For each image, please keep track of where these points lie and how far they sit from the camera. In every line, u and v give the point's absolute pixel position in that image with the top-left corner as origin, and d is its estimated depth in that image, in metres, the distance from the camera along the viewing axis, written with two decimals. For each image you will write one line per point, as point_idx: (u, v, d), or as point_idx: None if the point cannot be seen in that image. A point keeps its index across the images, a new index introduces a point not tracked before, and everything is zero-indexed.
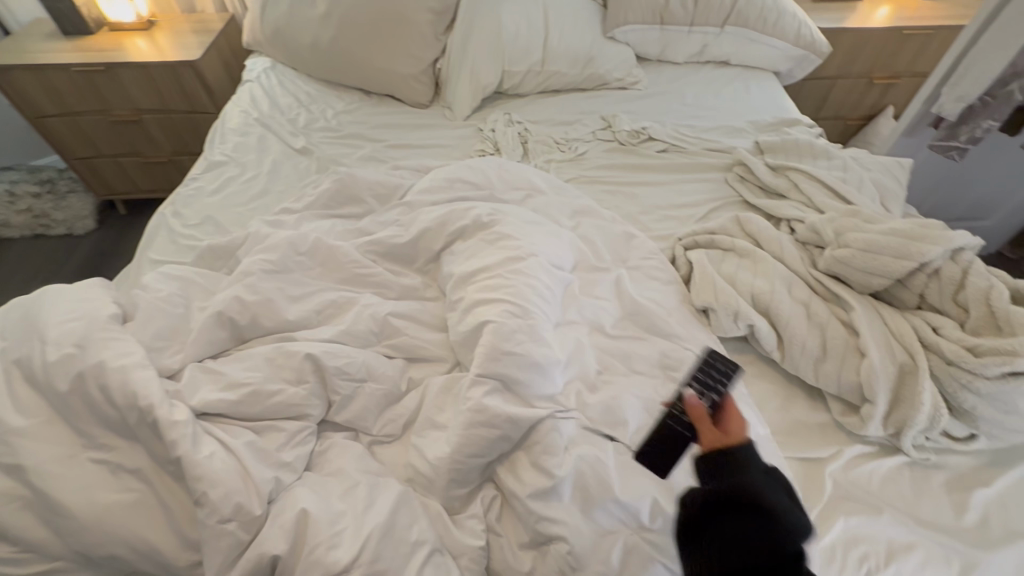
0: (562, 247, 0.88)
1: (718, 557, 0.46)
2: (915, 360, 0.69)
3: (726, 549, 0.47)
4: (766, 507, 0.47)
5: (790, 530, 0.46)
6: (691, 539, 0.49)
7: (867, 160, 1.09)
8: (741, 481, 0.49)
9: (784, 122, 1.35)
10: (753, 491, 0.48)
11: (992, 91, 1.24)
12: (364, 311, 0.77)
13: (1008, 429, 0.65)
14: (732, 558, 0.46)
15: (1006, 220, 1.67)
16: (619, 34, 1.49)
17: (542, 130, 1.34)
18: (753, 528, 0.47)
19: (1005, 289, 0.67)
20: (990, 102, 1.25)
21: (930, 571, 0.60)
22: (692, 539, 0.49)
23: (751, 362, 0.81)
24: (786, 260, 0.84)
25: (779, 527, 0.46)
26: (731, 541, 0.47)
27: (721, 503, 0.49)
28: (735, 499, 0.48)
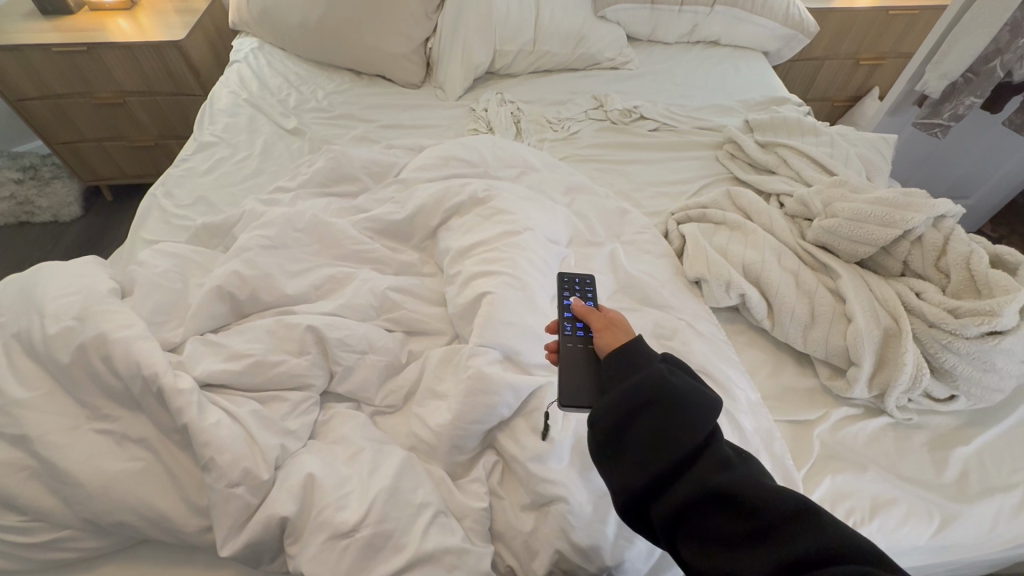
0: (557, 222, 0.89)
1: (644, 456, 0.45)
2: (899, 324, 0.71)
3: (648, 447, 0.45)
4: (675, 395, 0.47)
5: (701, 409, 0.46)
6: (608, 455, 0.47)
7: (853, 136, 1.11)
8: (644, 379, 0.48)
9: (773, 101, 1.36)
10: (659, 383, 0.48)
11: (975, 68, 1.27)
12: (363, 285, 0.77)
13: (986, 387, 0.68)
14: (654, 460, 0.45)
15: (987, 199, 1.70)
16: (610, 13, 1.48)
17: (534, 109, 1.34)
18: (666, 418, 0.46)
19: (985, 254, 0.70)
20: (973, 79, 1.28)
21: (911, 523, 0.64)
22: (613, 448, 0.47)
23: (742, 331, 0.83)
24: (775, 232, 0.86)
25: (688, 412, 0.46)
26: (648, 441, 0.46)
27: (632, 404, 0.47)
28: (646, 395, 0.47)
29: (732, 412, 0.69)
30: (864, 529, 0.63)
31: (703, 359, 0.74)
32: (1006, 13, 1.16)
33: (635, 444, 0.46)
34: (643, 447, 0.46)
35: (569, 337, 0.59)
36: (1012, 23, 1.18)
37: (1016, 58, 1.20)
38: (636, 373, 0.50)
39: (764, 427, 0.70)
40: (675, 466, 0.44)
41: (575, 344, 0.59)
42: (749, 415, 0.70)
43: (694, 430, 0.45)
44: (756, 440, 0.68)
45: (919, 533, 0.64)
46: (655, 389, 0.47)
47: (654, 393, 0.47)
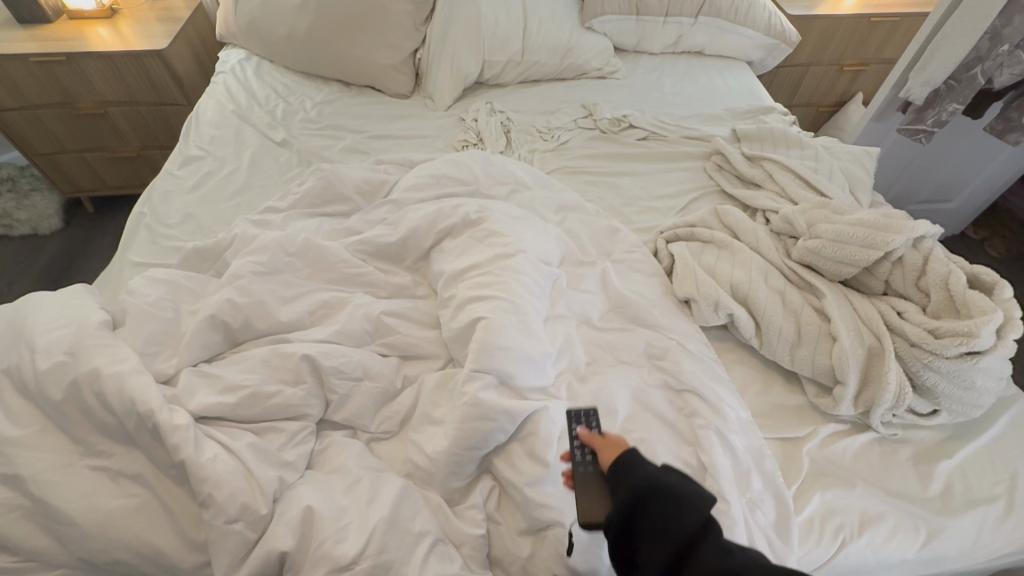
0: (549, 242, 0.90)
1: (652, 557, 0.50)
2: (882, 343, 0.73)
3: (653, 548, 0.51)
4: (664, 493, 0.52)
5: (693, 498, 0.51)
6: (625, 561, 0.53)
7: (837, 149, 1.14)
8: (634, 484, 0.54)
9: (760, 110, 1.38)
10: (646, 484, 0.53)
11: (957, 75, 1.30)
12: (357, 310, 0.78)
13: (966, 404, 0.70)
14: (659, 560, 0.50)
15: (969, 202, 1.75)
16: (596, 24, 1.49)
17: (524, 120, 1.35)
18: (659, 517, 0.51)
19: (962, 274, 0.72)
20: (955, 86, 1.30)
21: (899, 537, 0.67)
22: (628, 555, 0.53)
23: (731, 350, 0.85)
24: (762, 251, 0.88)
25: (680, 507, 0.51)
26: (653, 542, 0.51)
27: (629, 510, 0.53)
28: (638, 498, 0.53)
29: (723, 432, 0.71)
30: (852, 545, 0.66)
31: (693, 378, 0.77)
32: (984, 22, 1.19)
33: (642, 547, 0.51)
34: (650, 540, 0.51)
35: (579, 463, 0.60)
36: (991, 31, 1.21)
37: (996, 66, 1.23)
38: (629, 477, 0.55)
39: (755, 446, 0.72)
40: (679, 561, 0.50)
41: (587, 471, 0.60)
42: (741, 433, 0.73)
43: (688, 522, 0.50)
44: (747, 458, 0.71)
45: (906, 547, 0.66)
46: (644, 490, 0.53)
47: (642, 494, 0.53)
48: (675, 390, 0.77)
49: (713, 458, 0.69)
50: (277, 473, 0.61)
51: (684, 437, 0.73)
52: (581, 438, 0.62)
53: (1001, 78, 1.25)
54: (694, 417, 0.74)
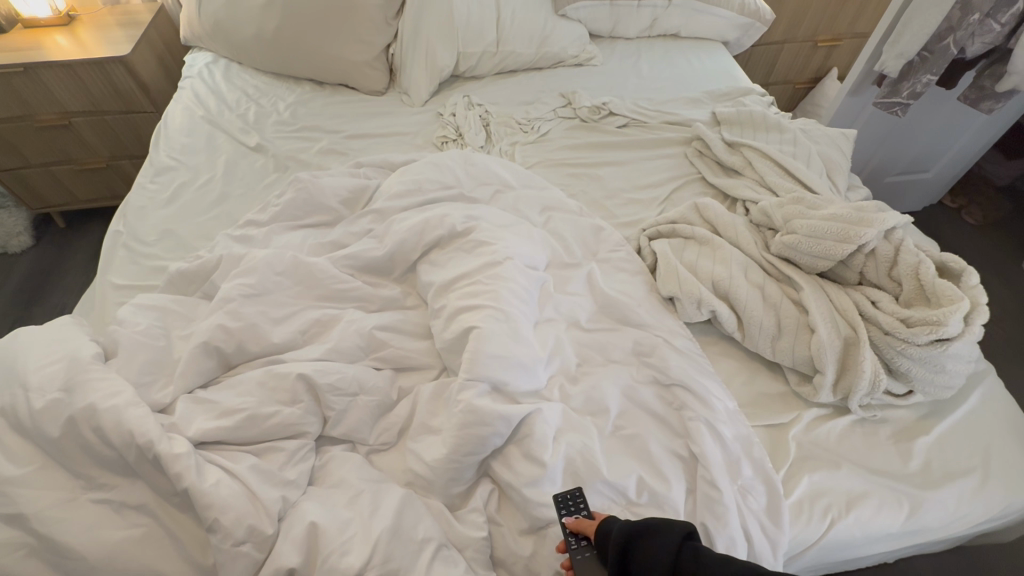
0: (534, 247, 0.93)
1: None
2: (857, 333, 0.75)
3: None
4: (642, 526, 0.60)
5: (662, 525, 0.60)
6: None
7: (815, 132, 1.15)
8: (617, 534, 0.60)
9: (738, 92, 1.36)
10: (627, 527, 0.60)
11: (929, 46, 1.27)
12: (349, 327, 0.79)
13: (938, 385, 0.73)
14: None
15: (944, 171, 1.78)
16: (570, 11, 1.47)
17: (503, 111, 1.33)
18: (643, 546, 0.58)
19: (932, 263, 0.74)
20: (928, 58, 1.29)
21: (884, 513, 0.71)
22: None
23: (715, 342, 0.88)
24: (741, 245, 0.90)
25: (656, 531, 0.59)
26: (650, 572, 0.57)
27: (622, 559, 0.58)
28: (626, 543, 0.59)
29: (712, 423, 0.74)
30: (840, 523, 0.70)
31: (682, 373, 0.79)
32: None
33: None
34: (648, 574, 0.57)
35: (576, 552, 0.60)
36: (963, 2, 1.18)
37: (968, 35, 1.21)
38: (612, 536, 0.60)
39: (743, 435, 0.75)
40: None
41: (586, 559, 0.60)
42: (729, 423, 0.76)
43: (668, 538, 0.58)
44: (736, 447, 0.74)
45: (891, 521, 0.70)
46: (628, 534, 0.59)
47: (627, 538, 0.59)
48: (664, 386, 0.80)
49: (703, 449, 0.72)
50: (280, 493, 0.63)
51: (675, 430, 0.76)
52: (572, 526, 0.61)
53: (974, 46, 1.24)
54: (684, 410, 0.77)
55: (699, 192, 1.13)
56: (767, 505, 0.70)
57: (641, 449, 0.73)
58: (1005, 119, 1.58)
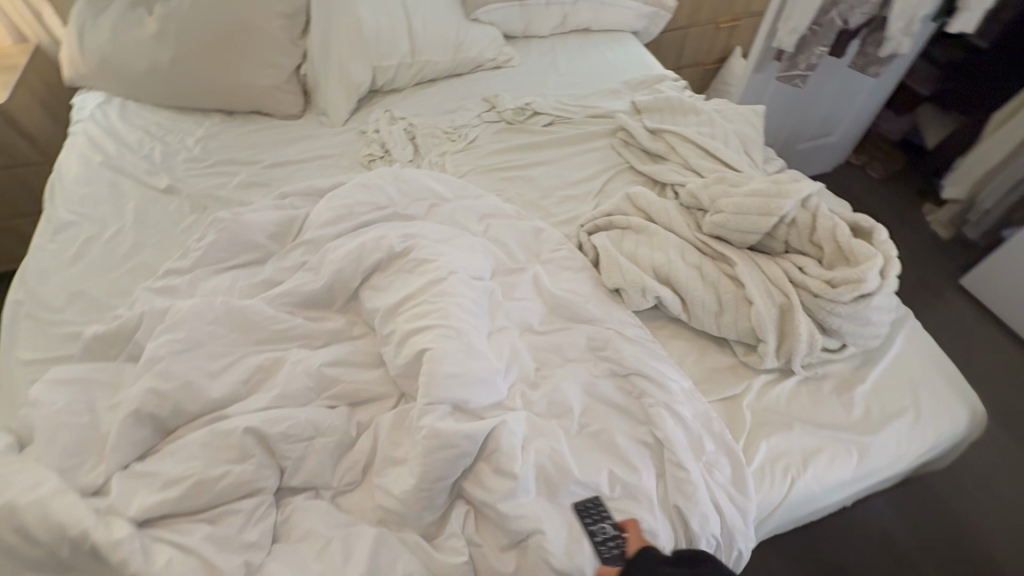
0: (477, 257, 0.92)
1: None
2: (789, 298, 0.80)
3: None
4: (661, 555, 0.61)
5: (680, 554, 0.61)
6: None
7: (729, 111, 1.20)
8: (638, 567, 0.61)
9: (653, 79, 1.40)
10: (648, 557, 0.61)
11: (818, 20, 1.34)
12: (295, 368, 0.75)
13: (866, 336, 0.79)
14: None
15: (847, 133, 1.92)
16: (481, 14, 1.47)
17: (427, 121, 1.30)
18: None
19: (845, 225, 0.79)
20: (818, 32, 1.35)
21: (837, 464, 0.75)
22: None
23: (664, 326, 0.90)
24: (675, 229, 0.93)
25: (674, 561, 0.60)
26: None
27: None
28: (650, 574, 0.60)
29: (672, 406, 0.77)
30: (800, 480, 0.74)
31: (637, 362, 0.81)
32: None
33: None
34: None
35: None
36: None
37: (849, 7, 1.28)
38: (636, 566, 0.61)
39: (702, 412, 0.78)
40: None
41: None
42: (688, 403, 0.78)
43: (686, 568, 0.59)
44: (697, 425, 0.76)
45: (844, 470, 0.75)
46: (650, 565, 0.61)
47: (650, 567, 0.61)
48: (622, 376, 0.81)
49: (667, 432, 0.74)
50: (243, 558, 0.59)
51: (638, 419, 0.77)
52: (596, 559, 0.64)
53: (855, 18, 1.30)
54: (643, 397, 0.79)
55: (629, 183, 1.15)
56: (732, 476, 0.73)
57: (608, 443, 0.74)
58: (891, 80, 1.73)
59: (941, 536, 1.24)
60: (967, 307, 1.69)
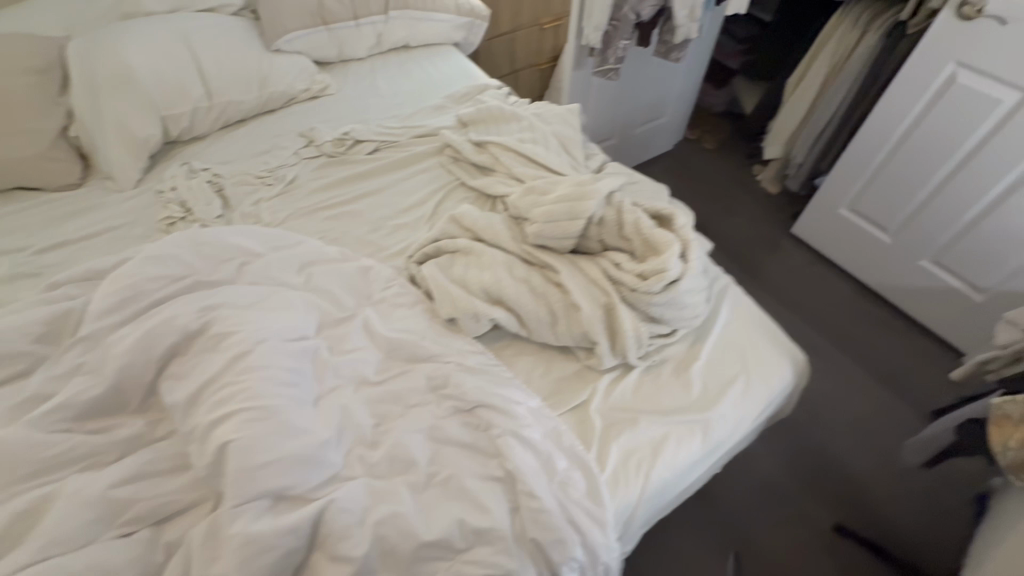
0: (293, 315, 0.83)
1: None
2: (610, 297, 0.80)
3: None
4: None
5: None
6: None
7: (547, 113, 1.21)
8: None
9: (476, 90, 1.39)
10: None
11: (615, 16, 1.34)
12: (68, 503, 0.62)
13: (687, 318, 0.81)
14: None
15: (676, 113, 2.05)
16: (284, 44, 1.36)
17: (237, 169, 1.18)
18: None
19: (646, 216, 0.81)
20: (618, 26, 1.35)
21: (684, 447, 0.77)
22: None
23: (509, 344, 0.88)
24: (502, 244, 0.90)
25: None
26: None
27: None
28: None
29: (518, 432, 0.74)
30: (653, 473, 0.74)
31: (479, 393, 0.77)
32: None
33: None
34: None
35: None
36: None
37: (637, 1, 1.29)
38: None
39: (551, 430, 0.76)
40: None
41: None
42: (536, 424, 0.76)
43: None
44: (547, 445, 0.74)
45: (692, 451, 0.77)
46: None
47: None
48: (467, 411, 0.77)
49: (516, 461, 0.70)
50: None
51: (488, 452, 0.73)
52: None
53: (645, 11, 1.32)
54: (490, 428, 0.75)
55: (464, 201, 1.11)
56: (588, 489, 0.72)
57: (458, 488, 0.69)
58: (700, 58, 1.87)
59: (813, 467, 1.36)
60: (801, 252, 1.88)
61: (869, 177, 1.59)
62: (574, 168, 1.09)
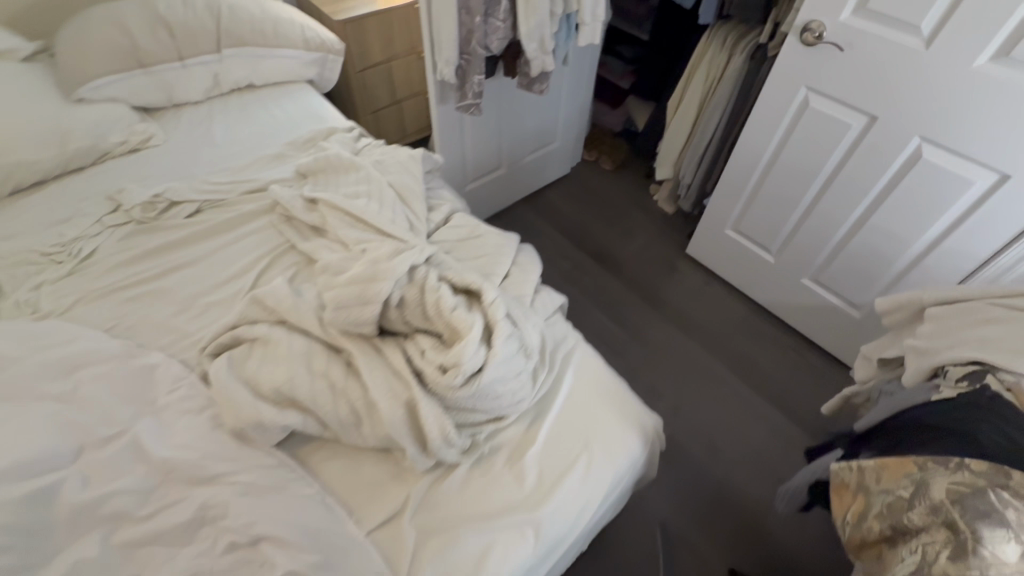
0: (31, 447, 0.63)
1: None
2: (413, 391, 0.70)
3: None
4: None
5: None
6: None
7: (387, 163, 1.11)
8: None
9: (321, 135, 1.26)
10: None
11: (465, 50, 1.25)
12: None
13: (507, 403, 0.73)
14: None
15: (566, 137, 2.01)
16: (89, 92, 1.18)
17: (17, 245, 0.99)
18: None
19: (450, 294, 0.72)
20: (469, 61, 1.26)
21: (511, 555, 0.67)
22: None
23: (319, 447, 0.76)
24: (305, 330, 0.77)
25: None
26: None
27: None
28: None
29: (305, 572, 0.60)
30: None
31: (263, 523, 0.64)
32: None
33: None
34: None
35: None
36: (463, 6, 1.16)
37: (483, 35, 1.20)
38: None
39: (351, 560, 0.63)
40: None
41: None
42: (332, 555, 0.63)
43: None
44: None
45: (520, 558, 0.68)
46: None
47: None
48: (248, 546, 0.63)
49: None
50: None
51: None
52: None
53: (494, 44, 1.23)
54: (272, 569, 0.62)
55: (287, 274, 0.97)
56: None
57: None
58: (582, 82, 1.83)
59: (711, 507, 1.31)
60: (697, 272, 1.86)
61: (747, 199, 1.59)
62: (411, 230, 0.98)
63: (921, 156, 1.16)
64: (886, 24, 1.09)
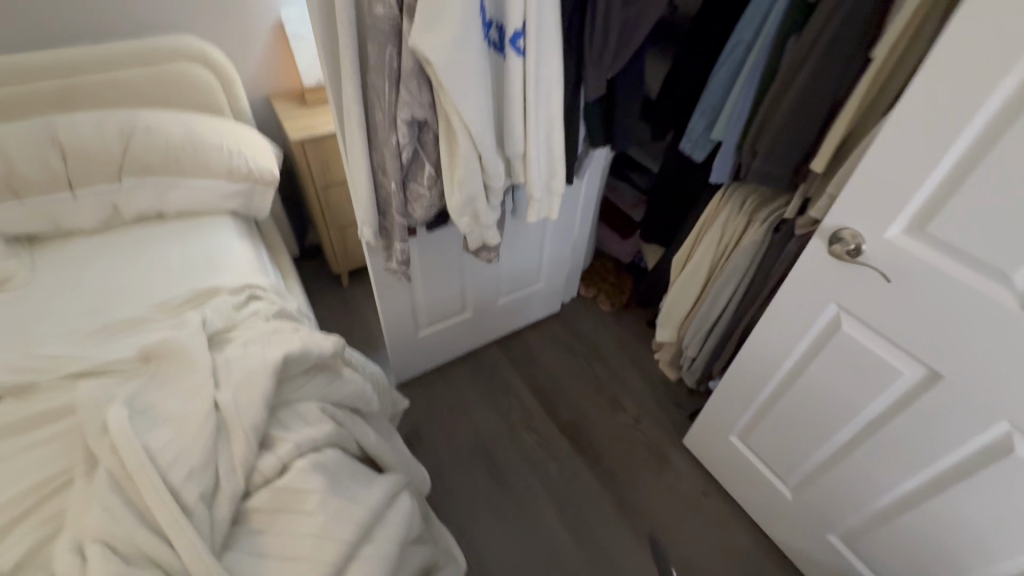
0: None
1: None
2: None
3: None
4: None
5: None
6: None
7: (238, 365, 0.83)
8: None
9: (203, 294, 1.01)
10: None
11: (385, 211, 1.00)
12: None
13: None
14: None
15: (554, 277, 1.70)
16: None
17: None
18: None
19: None
20: (391, 225, 1.01)
21: None
22: None
23: None
24: None
25: None
26: None
27: None
28: None
29: None
30: None
31: None
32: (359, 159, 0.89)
33: None
34: None
35: None
36: (377, 167, 0.92)
37: (402, 201, 0.94)
38: None
39: None
40: None
41: None
42: None
43: None
44: None
45: None
46: None
47: None
48: None
49: None
50: None
51: None
52: None
53: (419, 212, 0.97)
54: None
55: (22, 541, 0.67)
56: None
57: None
58: (571, 224, 1.55)
59: None
60: (695, 475, 1.45)
61: (758, 411, 1.20)
62: (207, 500, 0.69)
63: (1011, 450, 0.75)
64: (956, 261, 0.74)
